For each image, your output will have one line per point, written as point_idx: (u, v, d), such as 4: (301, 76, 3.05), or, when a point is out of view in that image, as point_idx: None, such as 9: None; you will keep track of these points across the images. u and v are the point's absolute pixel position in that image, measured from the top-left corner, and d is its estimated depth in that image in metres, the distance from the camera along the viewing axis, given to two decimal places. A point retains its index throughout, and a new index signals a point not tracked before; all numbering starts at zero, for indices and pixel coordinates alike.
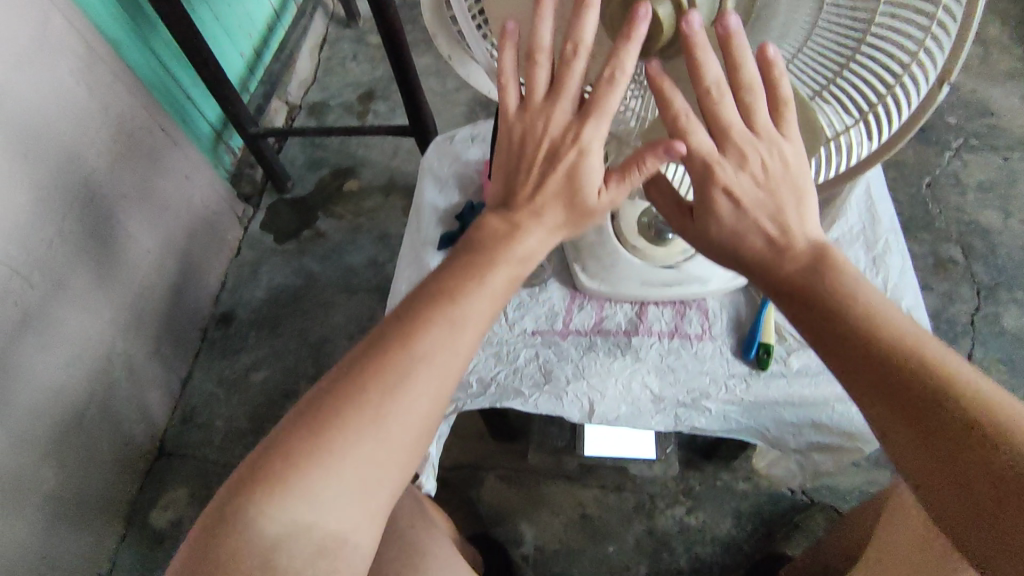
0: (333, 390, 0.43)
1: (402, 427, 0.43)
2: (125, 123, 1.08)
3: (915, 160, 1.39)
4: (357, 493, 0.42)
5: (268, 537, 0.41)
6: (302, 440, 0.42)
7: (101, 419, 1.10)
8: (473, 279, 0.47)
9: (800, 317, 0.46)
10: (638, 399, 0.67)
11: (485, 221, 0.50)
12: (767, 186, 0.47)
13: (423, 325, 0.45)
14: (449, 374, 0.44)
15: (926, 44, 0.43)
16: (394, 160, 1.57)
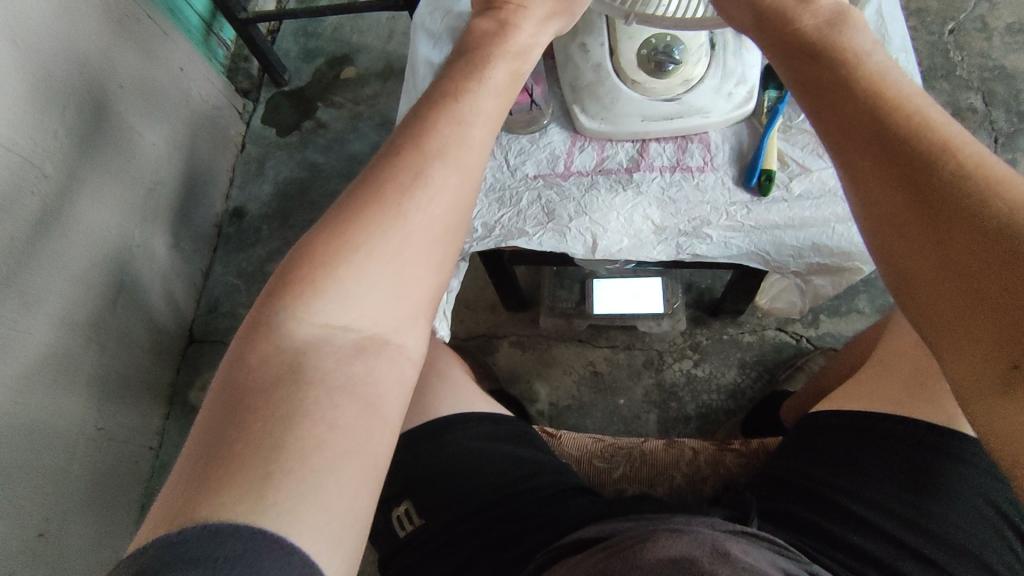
0: (353, 199, 0.47)
1: (423, 241, 0.47)
2: (111, 9, 1.06)
3: (939, 5, 1.31)
4: (391, 289, 0.46)
5: (300, 340, 0.43)
6: (328, 243, 0.45)
7: (131, 308, 1.15)
8: (474, 81, 0.52)
9: (813, 89, 0.48)
10: (640, 231, 0.69)
11: (475, 25, 0.55)
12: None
13: (431, 131, 0.49)
14: (463, 173, 0.49)
15: None
16: (390, 44, 1.52)
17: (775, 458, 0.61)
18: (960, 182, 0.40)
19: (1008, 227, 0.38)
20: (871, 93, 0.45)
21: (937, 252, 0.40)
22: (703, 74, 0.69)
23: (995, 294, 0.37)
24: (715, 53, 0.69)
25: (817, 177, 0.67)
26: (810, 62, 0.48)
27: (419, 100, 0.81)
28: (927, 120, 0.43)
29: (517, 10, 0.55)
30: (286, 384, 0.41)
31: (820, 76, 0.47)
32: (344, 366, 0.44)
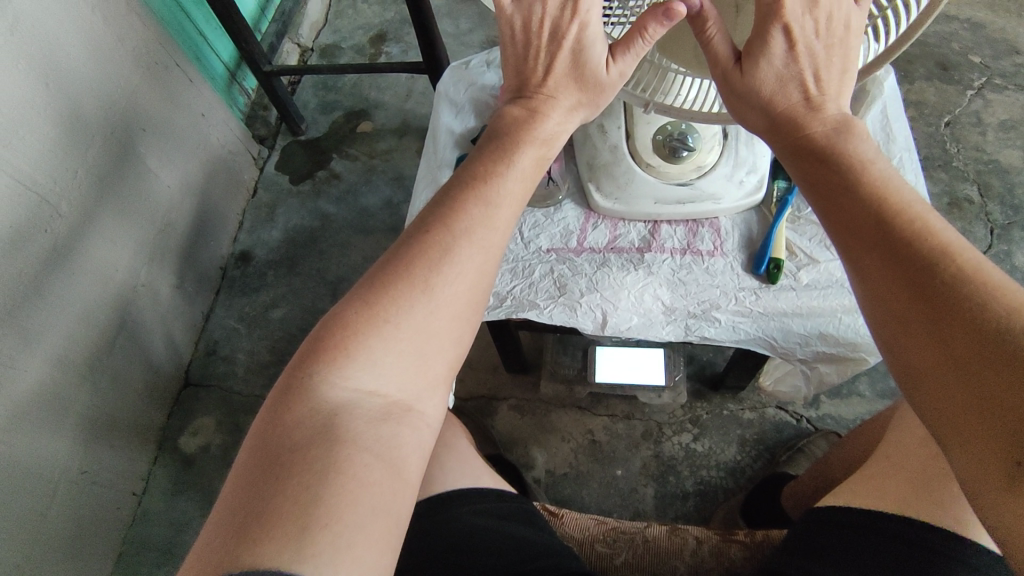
0: (384, 273, 0.50)
1: (449, 311, 0.50)
2: (142, 56, 1.09)
3: (935, 99, 1.37)
4: (416, 357, 0.49)
5: (331, 402, 0.46)
6: (360, 313, 0.48)
7: (129, 348, 1.14)
8: (503, 163, 0.55)
9: (824, 193, 0.49)
10: (650, 310, 0.69)
11: (506, 111, 0.57)
12: (826, 38, 0.49)
13: (459, 210, 0.53)
14: (489, 248, 0.52)
15: None
16: (407, 102, 1.57)
17: (780, 552, 0.59)
18: (960, 285, 0.42)
19: (1009, 329, 0.39)
20: (876, 198, 0.47)
21: (944, 351, 0.41)
22: (715, 161, 0.71)
23: (998, 393, 0.39)
24: (727, 142, 0.72)
25: (824, 269, 0.69)
26: (820, 166, 0.50)
27: (438, 166, 0.83)
28: (929, 223, 0.45)
29: (544, 99, 0.56)
30: (317, 444, 0.44)
31: (830, 181, 0.49)
32: (371, 427, 0.47)
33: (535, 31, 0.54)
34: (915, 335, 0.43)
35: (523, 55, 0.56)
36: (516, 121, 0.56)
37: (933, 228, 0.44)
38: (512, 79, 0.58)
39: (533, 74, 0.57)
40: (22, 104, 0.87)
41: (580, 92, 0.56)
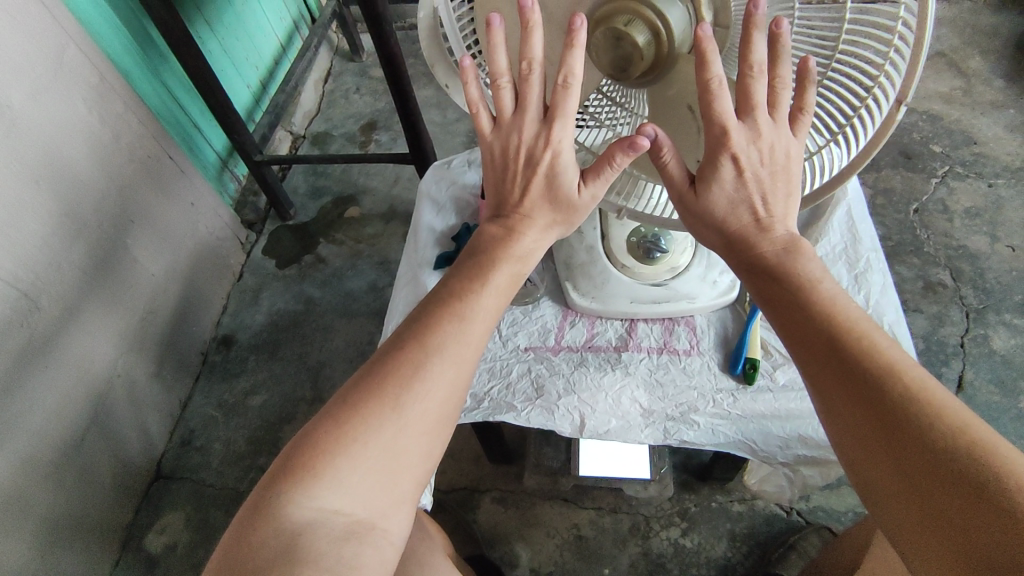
0: (356, 389, 0.49)
1: (418, 431, 0.48)
2: (136, 151, 1.12)
3: (902, 187, 1.43)
4: (383, 477, 0.47)
5: (296, 523, 0.44)
6: (329, 432, 0.47)
7: (101, 440, 1.10)
8: (478, 280, 0.54)
9: (780, 311, 0.49)
10: (628, 413, 0.69)
11: (484, 230, 0.57)
12: (770, 166, 0.49)
13: (433, 326, 0.51)
14: (463, 364, 0.51)
15: (880, 81, 0.47)
16: (394, 188, 1.61)
17: None
18: (912, 406, 0.41)
19: (962, 454, 0.39)
20: (828, 319, 0.47)
21: (902, 476, 0.40)
22: (688, 263, 0.73)
23: (956, 520, 0.38)
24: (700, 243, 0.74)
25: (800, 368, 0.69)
26: (772, 285, 0.50)
27: (418, 262, 0.85)
28: (877, 345, 0.45)
29: (520, 219, 0.55)
30: (279, 568, 0.43)
31: (787, 301, 0.49)
32: (335, 547, 0.45)
33: (511, 157, 0.54)
34: (876, 460, 0.42)
35: (499, 176, 0.56)
36: (493, 239, 0.56)
37: (882, 349, 0.44)
38: (493, 197, 0.58)
39: (510, 196, 0.56)
40: (8, 201, 0.88)
41: (555, 213, 0.55)
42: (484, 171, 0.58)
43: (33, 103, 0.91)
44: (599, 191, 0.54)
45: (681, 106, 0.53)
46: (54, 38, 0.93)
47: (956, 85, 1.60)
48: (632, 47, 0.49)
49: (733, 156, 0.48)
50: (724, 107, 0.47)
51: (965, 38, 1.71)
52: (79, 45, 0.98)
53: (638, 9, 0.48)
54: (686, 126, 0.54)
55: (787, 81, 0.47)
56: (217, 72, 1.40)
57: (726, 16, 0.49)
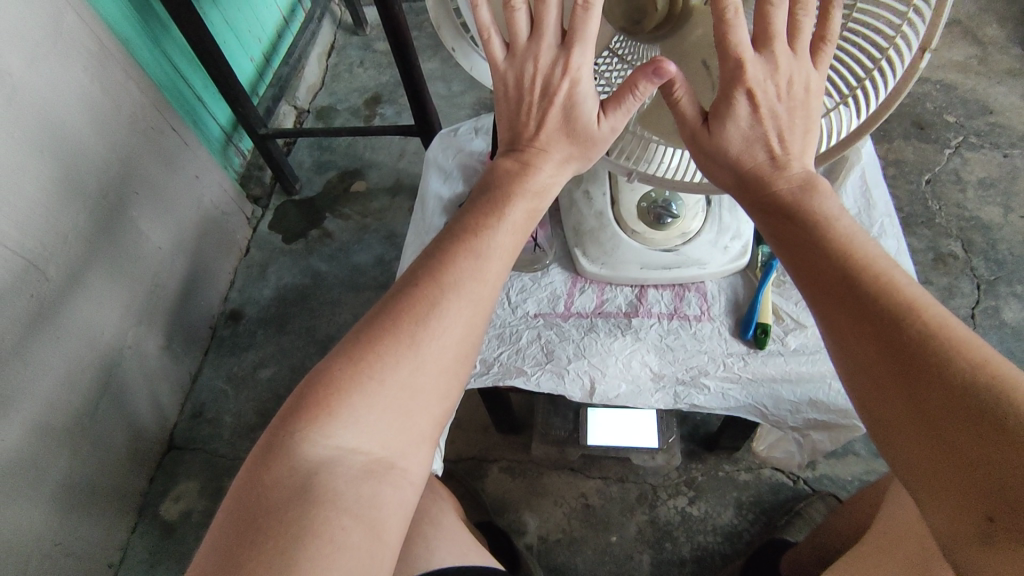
0: (370, 327, 0.49)
1: (434, 367, 0.49)
2: (139, 122, 1.12)
3: (915, 157, 1.41)
4: (401, 412, 0.48)
5: (312, 460, 0.45)
6: (345, 370, 0.47)
7: (113, 411, 1.12)
8: (493, 219, 0.54)
9: (795, 249, 0.50)
10: (638, 377, 0.69)
11: (498, 164, 0.57)
12: (788, 102, 0.48)
13: (448, 264, 0.51)
14: (479, 304, 0.51)
15: (899, 38, 0.45)
16: (400, 162, 1.60)
17: None
18: (927, 338, 0.41)
19: (973, 385, 0.39)
20: (843, 255, 0.47)
21: (914, 406, 0.40)
22: (699, 229, 0.72)
23: (962, 445, 0.38)
24: (711, 209, 0.73)
25: (811, 334, 0.69)
26: (788, 223, 0.50)
27: (426, 231, 0.84)
28: (893, 279, 0.44)
29: (536, 152, 0.55)
30: (297, 504, 0.44)
31: (802, 239, 0.49)
32: (353, 485, 0.46)
33: (526, 89, 0.53)
34: (887, 391, 0.42)
35: (512, 108, 0.55)
36: (509, 174, 0.56)
37: (898, 284, 0.44)
38: (508, 132, 0.57)
39: (525, 129, 0.55)
40: (16, 172, 0.88)
41: (571, 143, 0.55)
42: (497, 103, 0.56)
43: (34, 71, 0.90)
44: (618, 123, 0.52)
45: (694, 63, 0.52)
46: (52, 4, 0.93)
47: (972, 53, 1.57)
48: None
49: (749, 89, 0.47)
50: (739, 35, 0.45)
51: (982, 5, 1.67)
52: (77, 11, 0.97)
53: None
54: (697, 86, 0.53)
55: (808, 14, 0.46)
56: (220, 44, 1.38)
57: None
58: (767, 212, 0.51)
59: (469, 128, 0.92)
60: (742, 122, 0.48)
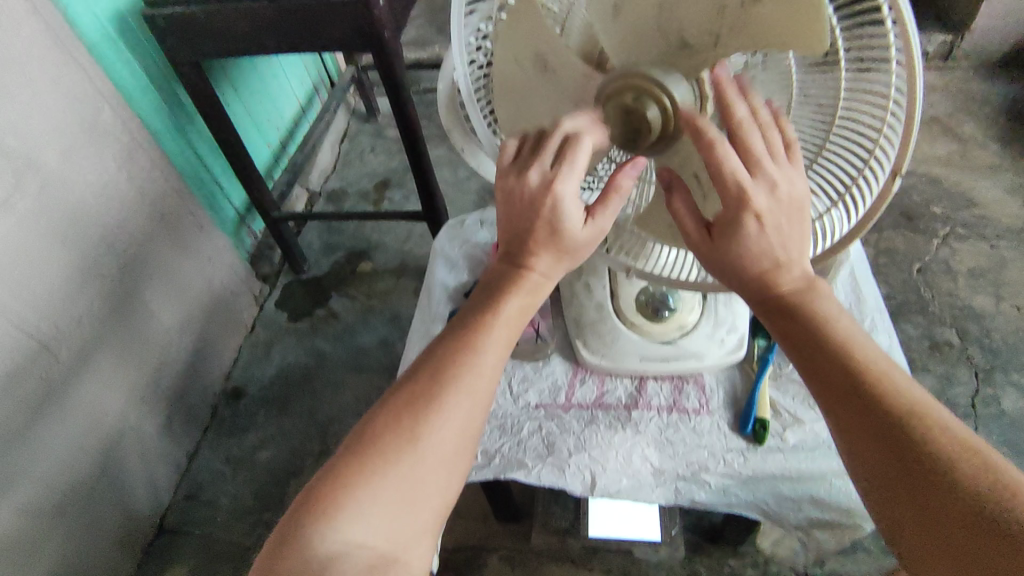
0: (374, 423, 0.50)
1: (436, 460, 0.49)
2: (160, 207, 1.17)
3: (904, 247, 1.46)
4: (402, 510, 0.47)
5: (317, 558, 0.44)
6: (351, 466, 0.48)
7: (108, 493, 1.10)
8: (489, 311, 0.55)
9: (800, 347, 0.50)
10: (638, 471, 0.69)
11: (494, 269, 0.58)
12: (784, 211, 0.49)
13: (447, 358, 0.52)
14: (478, 395, 0.52)
15: (879, 144, 0.49)
16: (406, 244, 1.66)
17: None
18: (936, 449, 0.42)
19: (982, 500, 0.40)
20: (848, 358, 0.48)
21: (924, 519, 0.41)
22: (696, 321, 0.75)
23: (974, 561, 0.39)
24: (707, 302, 0.76)
25: (810, 429, 0.69)
26: (793, 321, 0.51)
27: (431, 319, 0.86)
28: (897, 384, 0.46)
29: (527, 256, 0.56)
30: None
31: (806, 337, 0.50)
32: None
33: (517, 202, 0.56)
34: (898, 500, 0.43)
35: (506, 219, 0.57)
36: (506, 273, 0.57)
37: (904, 390, 0.45)
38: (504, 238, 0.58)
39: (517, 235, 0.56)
40: (39, 257, 0.92)
41: (562, 252, 0.56)
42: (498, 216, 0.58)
43: (68, 164, 0.96)
44: (605, 225, 0.56)
45: (688, 175, 0.57)
46: (92, 103, 1.01)
47: (953, 149, 1.66)
48: (641, 120, 0.53)
49: (755, 214, 0.49)
50: (726, 158, 0.48)
51: (959, 104, 1.77)
52: (113, 108, 1.05)
53: (645, 86, 0.52)
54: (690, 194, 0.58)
55: (778, 137, 0.50)
56: (240, 133, 1.46)
57: (729, 92, 0.53)
58: (770, 308, 0.52)
59: (474, 220, 0.97)
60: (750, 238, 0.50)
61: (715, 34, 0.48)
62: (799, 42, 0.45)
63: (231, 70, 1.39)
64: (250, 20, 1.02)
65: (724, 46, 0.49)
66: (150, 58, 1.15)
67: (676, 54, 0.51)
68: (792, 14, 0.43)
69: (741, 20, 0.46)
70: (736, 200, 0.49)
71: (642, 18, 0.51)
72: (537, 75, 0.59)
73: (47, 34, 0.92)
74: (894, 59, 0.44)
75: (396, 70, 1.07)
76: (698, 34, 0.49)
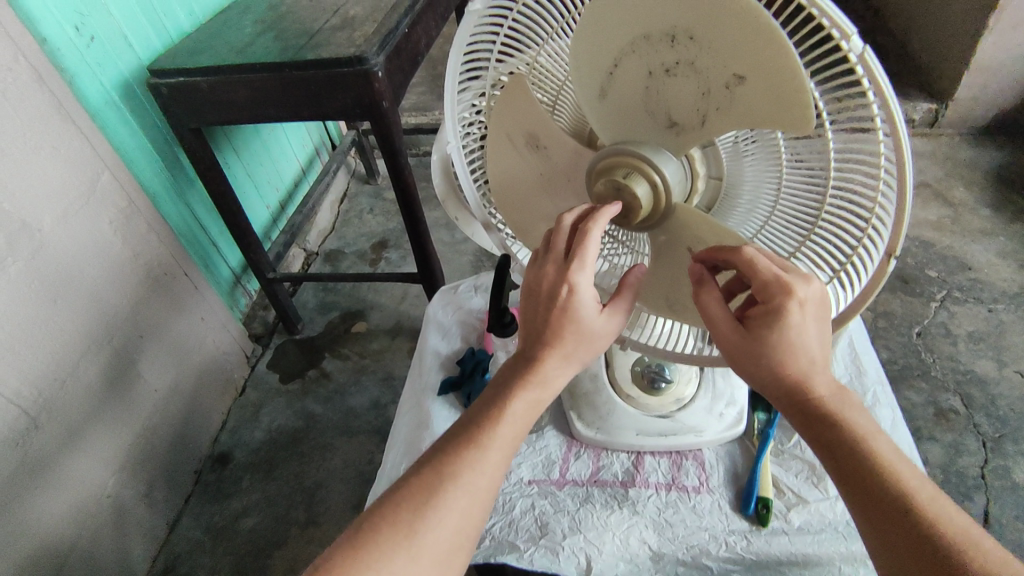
0: (376, 514, 0.49)
1: (431, 559, 0.47)
2: (153, 269, 1.17)
3: (902, 311, 1.45)
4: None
5: None
6: (349, 557, 0.46)
7: (78, 568, 1.04)
8: (494, 408, 0.53)
9: (834, 454, 0.48)
10: (636, 555, 0.65)
11: (508, 364, 0.56)
12: (819, 316, 0.48)
13: (449, 453, 0.51)
14: (476, 494, 0.49)
15: (875, 214, 0.48)
16: (401, 304, 1.65)
17: None
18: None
19: None
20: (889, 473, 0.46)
21: None
22: (693, 394, 0.73)
23: None
24: (704, 374, 0.74)
25: (815, 509, 0.67)
26: (828, 428, 0.48)
27: (422, 388, 0.84)
28: (937, 503, 0.44)
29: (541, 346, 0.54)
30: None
31: (839, 446, 0.48)
32: None
33: (537, 297, 0.55)
34: None
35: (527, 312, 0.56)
36: (516, 364, 0.55)
37: (944, 511, 0.44)
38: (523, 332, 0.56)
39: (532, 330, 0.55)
40: (25, 318, 0.90)
41: (584, 338, 0.54)
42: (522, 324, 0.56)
43: (62, 226, 0.96)
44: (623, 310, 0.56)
45: (681, 249, 0.57)
46: (91, 167, 1.01)
47: (944, 213, 1.68)
48: (632, 198, 0.53)
49: (798, 301, 0.47)
50: (754, 258, 0.49)
51: (947, 170, 1.81)
52: (113, 173, 1.06)
53: (636, 165, 0.53)
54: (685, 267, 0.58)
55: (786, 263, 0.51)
56: (239, 194, 1.48)
57: (718, 170, 0.57)
58: (802, 412, 0.49)
59: (469, 285, 0.96)
60: (791, 330, 0.48)
61: (701, 113, 0.49)
62: (786, 120, 0.45)
63: (233, 134, 1.42)
64: (251, 89, 1.05)
65: (712, 125, 0.49)
66: (153, 124, 1.17)
67: (665, 133, 0.52)
68: (776, 94, 0.44)
69: (727, 100, 0.46)
70: (781, 291, 0.48)
71: (630, 98, 0.52)
72: (528, 151, 0.61)
73: (53, 103, 0.94)
74: (881, 130, 0.43)
75: (395, 138, 1.08)
76: (685, 113, 0.50)
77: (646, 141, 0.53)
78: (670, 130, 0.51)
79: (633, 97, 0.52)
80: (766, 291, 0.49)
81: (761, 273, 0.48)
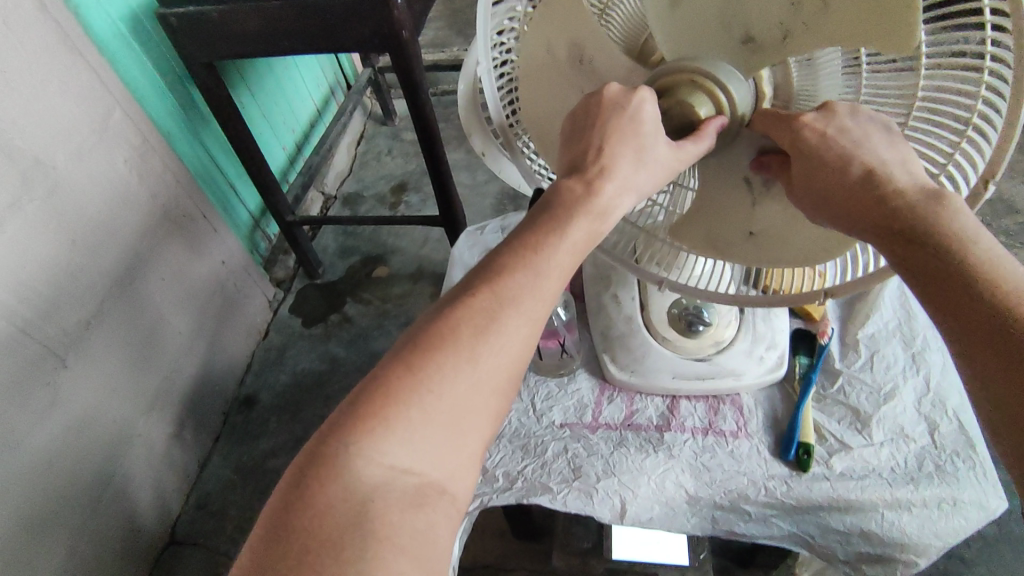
0: (425, 334, 0.43)
1: (491, 381, 0.42)
2: (172, 210, 1.15)
3: None
4: (454, 436, 0.41)
5: (366, 487, 0.38)
6: (401, 379, 0.40)
7: (115, 503, 1.07)
8: (555, 233, 0.46)
9: (920, 272, 0.42)
10: (673, 499, 0.65)
11: (563, 182, 0.48)
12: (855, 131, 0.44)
13: (509, 274, 0.44)
14: (539, 323, 0.44)
15: (968, 136, 0.43)
16: (423, 249, 1.63)
17: None
18: None
19: None
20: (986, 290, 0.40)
21: None
22: (733, 337, 0.71)
23: None
24: (745, 317, 0.72)
25: (858, 455, 0.64)
26: (912, 247, 0.42)
27: None
28: None
29: (602, 171, 0.48)
30: (350, 549, 0.36)
31: (927, 265, 0.42)
32: (406, 521, 0.38)
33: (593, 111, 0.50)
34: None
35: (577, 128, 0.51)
36: (569, 188, 0.48)
37: None
38: (574, 152, 0.50)
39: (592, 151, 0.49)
40: (44, 260, 0.89)
41: (638, 159, 0.49)
42: (563, 144, 0.52)
43: (77, 164, 0.94)
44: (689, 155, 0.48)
45: (738, 177, 0.55)
46: (102, 103, 0.98)
47: None
48: (691, 116, 0.49)
49: (812, 126, 0.44)
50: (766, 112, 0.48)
51: None
52: (125, 109, 1.02)
53: (701, 81, 0.48)
54: (734, 197, 0.56)
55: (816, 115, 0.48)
56: (255, 134, 1.43)
57: (787, 91, 0.51)
58: (880, 228, 0.43)
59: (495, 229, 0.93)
60: (843, 153, 0.44)
61: (784, 28, 0.45)
62: (889, 39, 0.41)
63: (246, 71, 1.36)
64: (264, 19, 0.99)
65: (791, 45, 0.45)
66: (164, 58, 1.13)
67: (737, 49, 0.48)
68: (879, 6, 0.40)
69: (819, 11, 0.43)
70: (787, 123, 0.46)
71: (704, 11, 0.47)
72: (570, 67, 0.56)
73: (59, 35, 0.90)
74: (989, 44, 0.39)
75: (414, 70, 1.03)
76: (765, 27, 0.46)
77: (706, 53, 0.49)
78: (744, 45, 0.47)
79: (705, 13, 0.47)
80: (775, 129, 0.47)
81: (769, 122, 0.47)
